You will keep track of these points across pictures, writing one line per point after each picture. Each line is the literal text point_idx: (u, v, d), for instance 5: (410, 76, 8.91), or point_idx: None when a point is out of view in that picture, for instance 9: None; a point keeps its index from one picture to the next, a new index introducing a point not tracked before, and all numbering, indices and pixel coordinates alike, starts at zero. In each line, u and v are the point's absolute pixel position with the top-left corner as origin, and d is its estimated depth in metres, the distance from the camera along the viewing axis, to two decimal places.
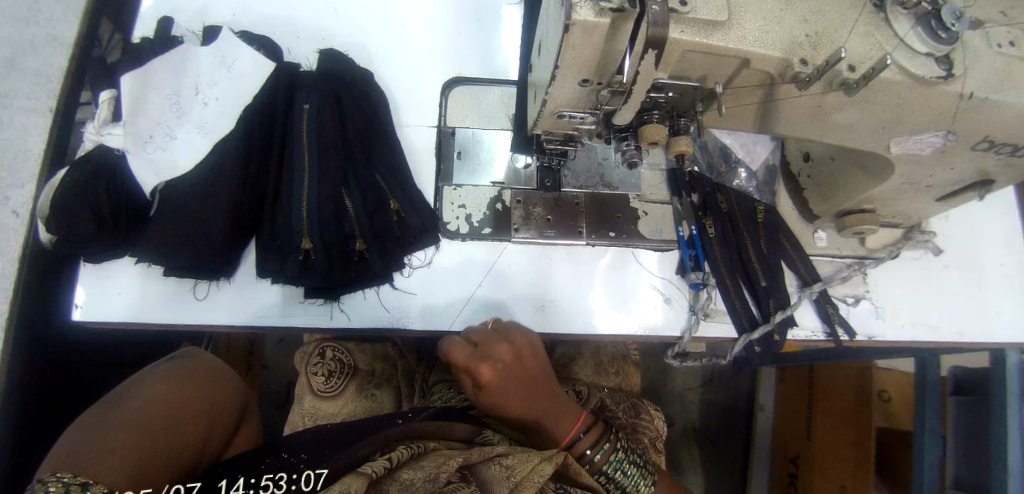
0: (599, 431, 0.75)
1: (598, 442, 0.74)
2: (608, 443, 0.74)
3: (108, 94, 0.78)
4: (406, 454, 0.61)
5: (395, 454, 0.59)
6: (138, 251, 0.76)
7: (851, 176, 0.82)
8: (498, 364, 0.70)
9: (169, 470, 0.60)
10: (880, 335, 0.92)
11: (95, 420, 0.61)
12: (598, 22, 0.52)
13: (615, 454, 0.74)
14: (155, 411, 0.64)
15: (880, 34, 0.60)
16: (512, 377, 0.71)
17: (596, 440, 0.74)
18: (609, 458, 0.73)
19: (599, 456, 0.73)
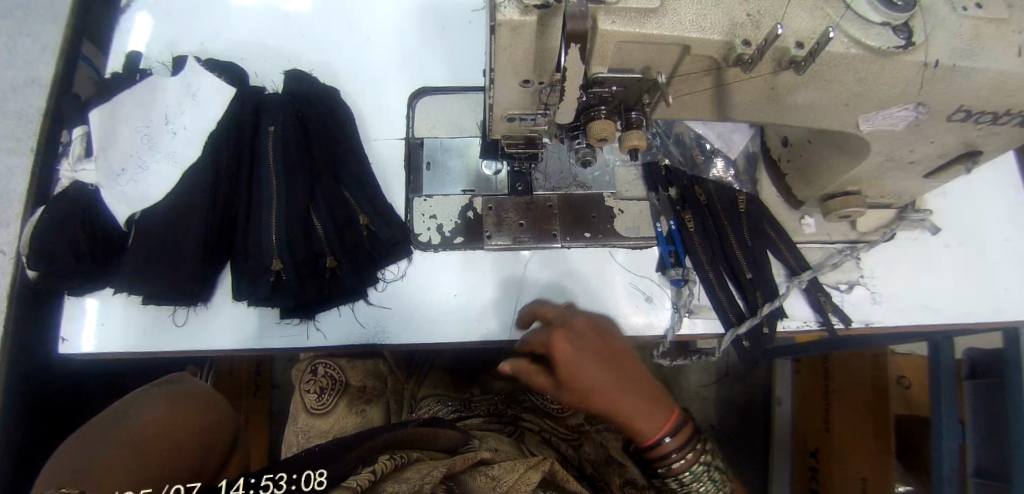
0: (688, 434, 0.61)
1: (684, 448, 0.60)
2: (692, 453, 0.61)
3: (81, 130, 0.82)
4: (388, 466, 0.55)
5: (380, 466, 0.55)
6: (116, 282, 0.77)
7: (829, 159, 0.77)
8: (579, 343, 0.60)
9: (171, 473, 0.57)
10: (878, 321, 0.85)
11: (73, 448, 0.57)
12: (524, 20, 0.52)
13: (698, 462, 0.61)
14: (144, 435, 0.61)
15: (829, 7, 0.58)
16: (597, 360, 0.58)
17: (682, 444, 0.60)
18: (691, 466, 0.61)
19: (679, 463, 0.60)
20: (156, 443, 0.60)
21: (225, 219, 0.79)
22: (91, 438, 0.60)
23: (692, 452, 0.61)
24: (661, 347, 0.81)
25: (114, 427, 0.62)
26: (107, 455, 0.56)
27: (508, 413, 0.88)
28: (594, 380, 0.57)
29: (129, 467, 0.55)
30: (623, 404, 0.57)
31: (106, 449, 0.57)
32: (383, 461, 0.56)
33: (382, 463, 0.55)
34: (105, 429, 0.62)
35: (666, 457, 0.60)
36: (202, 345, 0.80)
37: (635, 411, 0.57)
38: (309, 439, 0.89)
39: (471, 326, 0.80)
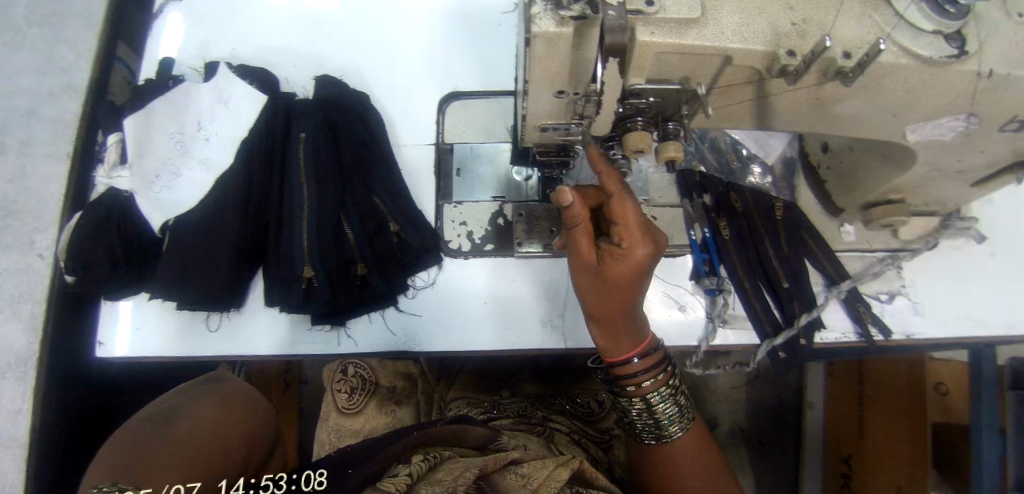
0: (657, 360, 0.69)
1: (651, 372, 0.67)
2: (658, 378, 0.68)
3: (115, 137, 0.83)
4: (419, 469, 0.57)
5: (406, 469, 0.57)
6: (150, 286, 0.79)
7: (872, 167, 0.75)
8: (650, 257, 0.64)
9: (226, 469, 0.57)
10: (919, 333, 0.83)
11: (119, 443, 0.56)
12: (560, 31, 0.51)
13: (665, 386, 0.68)
14: (190, 432, 0.58)
15: (877, 15, 0.55)
16: (642, 274, 0.65)
17: (649, 371, 0.67)
18: (660, 389, 0.68)
19: (648, 384, 0.67)
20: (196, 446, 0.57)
21: (258, 225, 0.80)
22: (140, 429, 0.58)
23: (661, 376, 0.68)
24: (695, 357, 0.80)
25: (165, 417, 0.61)
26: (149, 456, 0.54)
27: (536, 413, 0.88)
28: (627, 287, 0.64)
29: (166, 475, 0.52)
30: (619, 316, 0.67)
31: (147, 450, 0.55)
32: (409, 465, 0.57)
33: (405, 467, 0.57)
34: (152, 418, 0.60)
35: (632, 378, 0.68)
36: (236, 349, 0.81)
37: (613, 327, 0.67)
38: (342, 438, 0.90)
39: (501, 335, 0.80)
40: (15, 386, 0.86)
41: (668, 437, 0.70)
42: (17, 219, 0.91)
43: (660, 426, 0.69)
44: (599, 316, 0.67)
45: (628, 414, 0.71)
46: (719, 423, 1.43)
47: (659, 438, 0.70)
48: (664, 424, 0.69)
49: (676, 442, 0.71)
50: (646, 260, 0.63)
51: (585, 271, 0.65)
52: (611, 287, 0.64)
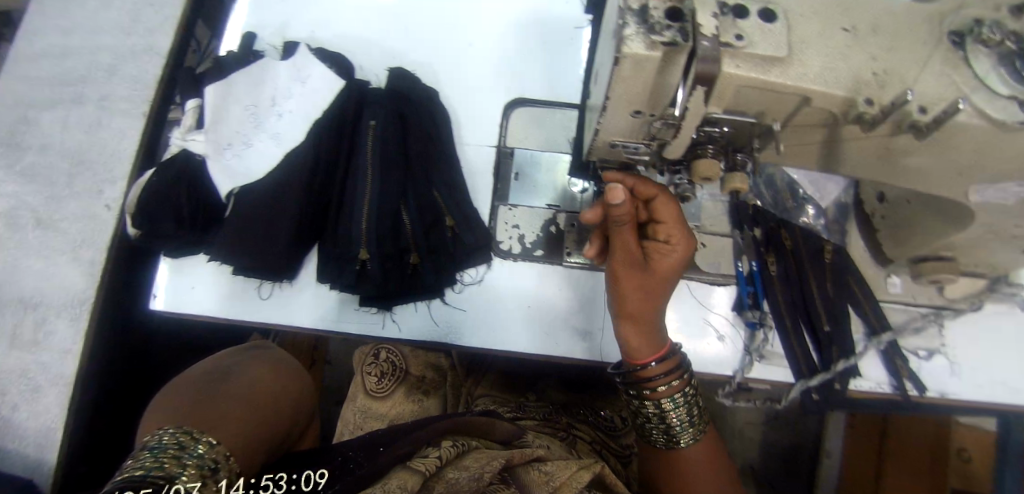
0: (674, 365, 0.69)
1: (668, 377, 0.68)
2: (675, 383, 0.68)
3: (194, 103, 0.87)
4: (451, 453, 0.60)
5: (437, 451, 0.59)
6: (211, 247, 0.82)
7: (926, 222, 0.75)
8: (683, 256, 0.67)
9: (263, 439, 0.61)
10: (953, 394, 0.83)
11: (174, 396, 0.60)
12: (649, 55, 0.54)
13: (681, 393, 0.69)
14: (240, 398, 0.62)
15: (957, 73, 0.57)
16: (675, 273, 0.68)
17: (666, 375, 0.68)
18: (675, 394, 0.68)
19: (664, 389, 0.68)
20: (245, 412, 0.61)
21: (321, 202, 0.83)
22: (195, 387, 0.63)
23: (677, 383, 0.69)
24: (730, 386, 0.82)
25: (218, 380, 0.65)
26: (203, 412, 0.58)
27: (561, 419, 0.89)
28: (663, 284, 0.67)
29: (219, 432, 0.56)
30: (649, 313, 0.68)
31: (203, 405, 0.59)
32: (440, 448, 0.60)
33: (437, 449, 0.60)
34: (206, 378, 0.65)
35: (652, 382, 0.68)
36: (283, 319, 0.84)
37: (640, 330, 0.69)
38: (368, 420, 0.92)
39: (541, 340, 0.82)
40: (66, 328, 0.89)
41: (679, 444, 0.71)
42: (90, 169, 0.95)
43: (670, 432, 0.70)
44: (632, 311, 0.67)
45: (642, 417, 0.72)
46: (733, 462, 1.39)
47: (671, 444, 0.71)
48: (676, 429, 0.70)
49: (688, 450, 0.72)
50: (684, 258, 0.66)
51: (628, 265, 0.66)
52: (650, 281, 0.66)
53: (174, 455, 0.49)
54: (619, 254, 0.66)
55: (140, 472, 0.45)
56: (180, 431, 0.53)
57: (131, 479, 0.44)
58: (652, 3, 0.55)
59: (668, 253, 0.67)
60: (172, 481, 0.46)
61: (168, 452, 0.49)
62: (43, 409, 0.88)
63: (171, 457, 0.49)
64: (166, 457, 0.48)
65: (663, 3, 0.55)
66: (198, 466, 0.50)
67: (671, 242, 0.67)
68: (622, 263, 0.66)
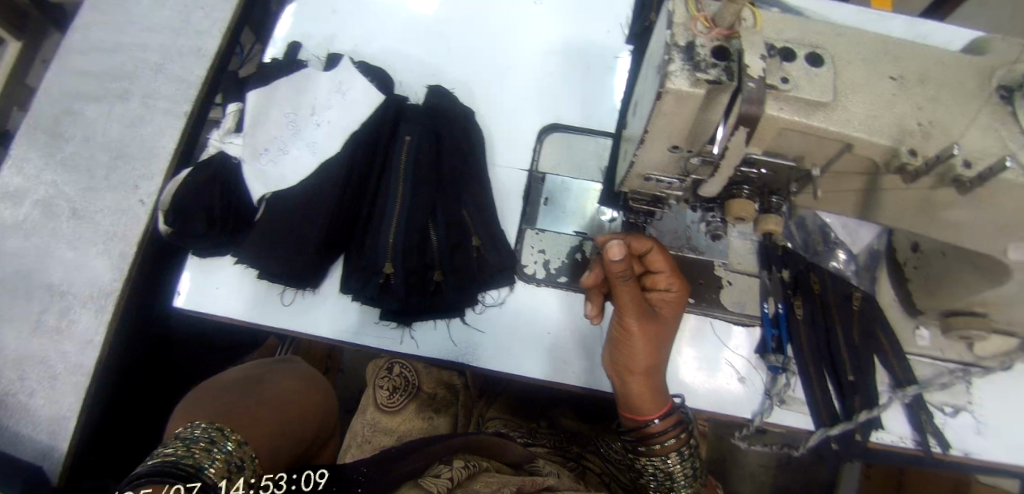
0: (678, 419, 0.73)
1: (670, 434, 0.71)
2: (677, 440, 0.72)
3: (235, 106, 0.90)
4: (460, 474, 0.60)
5: (447, 472, 0.59)
6: (239, 250, 0.84)
7: (958, 275, 0.74)
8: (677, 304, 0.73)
9: (285, 451, 0.61)
10: (979, 454, 0.80)
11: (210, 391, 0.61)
12: (693, 91, 0.54)
13: (684, 447, 0.73)
14: (271, 403, 0.63)
15: (1004, 130, 0.56)
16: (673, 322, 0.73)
17: (669, 431, 0.71)
18: (678, 448, 0.72)
19: (670, 443, 0.72)
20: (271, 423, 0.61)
21: (350, 213, 0.84)
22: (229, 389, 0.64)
23: (681, 437, 0.72)
24: (746, 430, 0.80)
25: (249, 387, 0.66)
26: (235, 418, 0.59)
27: (571, 449, 0.89)
28: (666, 336, 0.71)
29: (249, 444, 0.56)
30: (656, 367, 0.71)
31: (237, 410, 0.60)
32: (450, 468, 0.60)
33: (447, 469, 0.60)
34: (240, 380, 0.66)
35: (656, 437, 0.71)
36: (303, 327, 0.84)
37: (649, 384, 0.70)
38: (377, 435, 0.91)
39: (561, 370, 0.81)
40: (90, 318, 0.90)
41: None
42: (127, 163, 0.97)
43: (670, 484, 0.75)
44: (644, 370, 0.70)
45: (642, 472, 0.76)
46: None
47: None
48: (676, 482, 0.75)
49: None
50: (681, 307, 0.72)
51: (643, 325, 0.68)
52: (659, 337, 0.70)
53: (205, 448, 0.51)
54: (625, 312, 0.67)
55: (177, 464, 0.47)
56: (212, 427, 0.54)
57: (163, 464, 0.47)
58: (699, 40, 0.55)
59: (666, 302, 0.71)
60: (200, 473, 0.48)
61: (200, 443, 0.51)
62: (60, 397, 0.88)
63: (201, 450, 0.51)
64: (194, 450, 0.50)
65: (710, 40, 0.55)
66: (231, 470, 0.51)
67: (667, 291, 0.71)
68: (630, 320, 0.67)
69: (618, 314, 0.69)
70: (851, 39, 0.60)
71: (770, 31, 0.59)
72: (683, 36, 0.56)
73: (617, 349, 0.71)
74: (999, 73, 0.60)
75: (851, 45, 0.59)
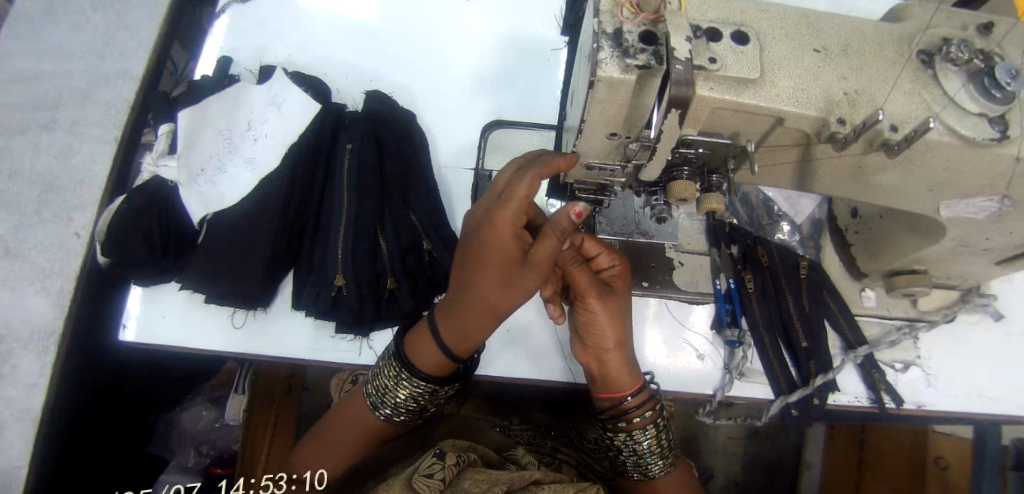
0: (648, 396, 0.74)
1: (645, 407, 0.73)
2: (651, 413, 0.74)
3: (167, 128, 0.86)
4: (450, 473, 0.66)
5: (440, 472, 0.65)
6: (185, 277, 0.81)
7: (900, 237, 0.77)
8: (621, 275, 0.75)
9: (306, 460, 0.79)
10: (930, 405, 0.83)
11: (388, 353, 0.76)
12: (624, 78, 0.54)
13: (653, 425, 0.74)
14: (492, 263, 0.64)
15: (926, 93, 0.58)
16: (626, 295, 0.75)
17: (644, 404, 0.73)
18: (649, 424, 0.73)
19: (639, 419, 0.73)
20: (536, 271, 0.64)
21: (296, 227, 0.83)
22: (446, 327, 0.71)
23: (651, 415, 0.74)
24: (709, 406, 0.81)
25: (462, 324, 0.69)
26: (490, 257, 0.64)
27: (546, 444, 0.92)
28: (625, 310, 0.73)
29: (517, 237, 0.63)
30: (625, 344, 0.73)
31: (489, 272, 0.64)
32: (443, 466, 0.66)
33: (438, 468, 0.66)
34: (428, 356, 0.73)
35: (627, 414, 0.73)
36: (259, 347, 0.83)
37: (624, 359, 0.72)
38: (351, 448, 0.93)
39: (519, 365, 0.86)
40: None
41: (652, 474, 0.76)
42: (59, 195, 0.95)
43: (645, 462, 0.75)
44: (614, 347, 0.72)
45: (616, 449, 0.77)
46: (713, 476, 1.40)
47: (645, 475, 0.77)
48: (649, 459, 0.75)
49: (660, 479, 0.77)
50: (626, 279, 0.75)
51: (602, 305, 0.69)
52: (619, 312, 0.71)
53: None
54: (585, 296, 0.69)
55: None
56: None
57: None
58: (626, 27, 0.55)
59: (616, 278, 0.74)
60: None
61: None
62: None
63: None
64: None
65: (637, 25, 0.55)
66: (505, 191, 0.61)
67: (612, 267, 0.75)
68: (591, 300, 0.70)
69: (579, 299, 0.70)
70: (776, 14, 0.60)
71: (695, 12, 0.59)
72: (610, 23, 0.56)
73: (585, 334, 0.73)
74: (917, 39, 0.61)
75: (775, 20, 0.60)
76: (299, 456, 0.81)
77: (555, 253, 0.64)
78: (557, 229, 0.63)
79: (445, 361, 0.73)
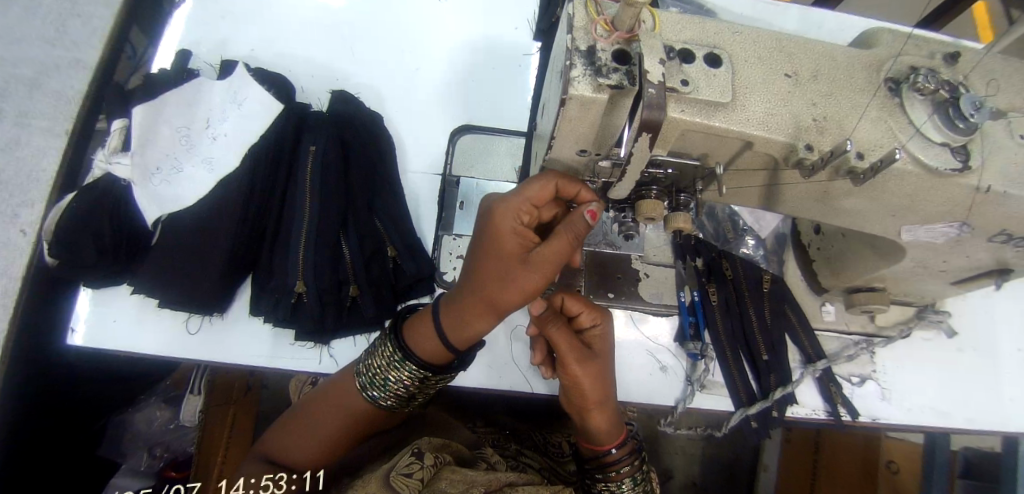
0: (629, 448, 0.76)
1: (628, 459, 0.75)
2: (631, 466, 0.75)
3: (120, 123, 0.82)
4: (427, 474, 0.66)
5: (418, 473, 0.65)
6: (137, 280, 0.78)
7: (857, 255, 0.79)
8: (600, 328, 0.76)
9: (298, 457, 0.73)
10: (884, 418, 0.85)
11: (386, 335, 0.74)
12: (596, 97, 0.53)
13: (635, 474, 0.75)
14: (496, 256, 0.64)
15: (893, 121, 0.59)
16: (605, 355, 0.75)
17: (626, 458, 0.75)
18: (630, 477, 0.75)
19: (622, 472, 0.74)
20: (538, 272, 0.62)
21: (256, 230, 0.80)
22: (449, 321, 0.69)
23: (633, 466, 0.75)
24: (670, 417, 0.82)
25: (464, 316, 0.68)
26: (494, 251, 0.64)
27: (510, 447, 0.92)
28: (602, 369, 0.73)
29: (521, 235, 0.63)
30: (601, 404, 0.73)
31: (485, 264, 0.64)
32: (421, 466, 0.67)
33: (416, 469, 0.66)
34: (427, 342, 0.71)
35: (613, 465, 0.74)
36: (217, 354, 0.81)
37: (604, 415, 0.73)
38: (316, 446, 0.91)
39: (483, 371, 0.87)
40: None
41: None
42: (4, 191, 0.93)
43: None
44: (590, 404, 0.72)
45: None
46: (673, 476, 1.43)
47: None
48: None
49: None
50: (604, 335, 0.76)
51: (578, 365, 0.70)
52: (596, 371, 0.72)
53: None
54: (566, 362, 0.70)
55: None
56: None
57: None
58: (599, 45, 0.54)
59: (597, 338, 0.76)
60: None
61: None
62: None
63: None
64: None
65: (611, 44, 0.54)
66: (516, 188, 0.64)
67: (594, 325, 0.76)
68: (572, 365, 0.71)
69: (561, 364, 0.71)
70: (748, 36, 0.60)
71: (669, 32, 0.58)
72: (584, 40, 0.55)
73: (568, 392, 0.74)
74: (884, 67, 0.62)
75: (747, 42, 0.59)
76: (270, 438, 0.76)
77: (561, 254, 0.62)
78: (570, 232, 0.62)
79: (442, 348, 0.70)
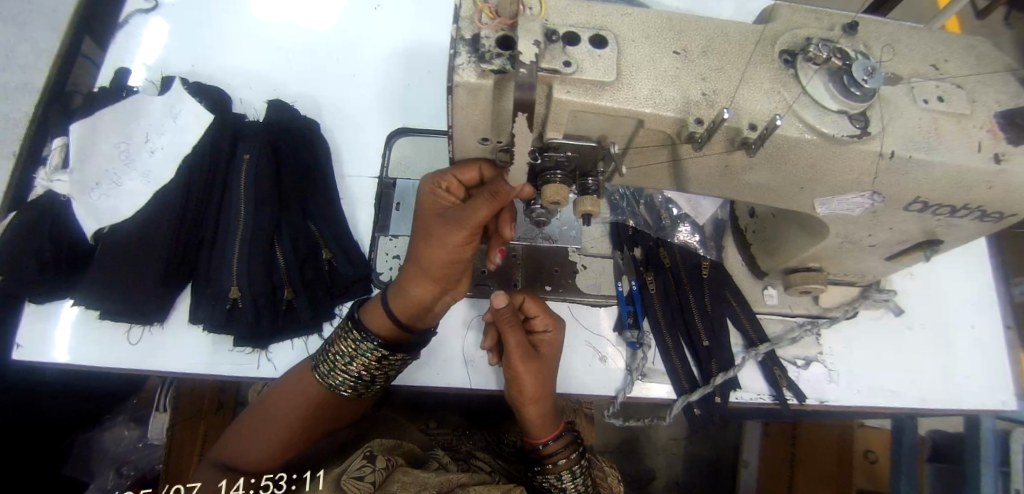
0: (568, 440, 0.76)
1: (566, 451, 0.75)
2: (572, 457, 0.75)
3: (59, 141, 0.84)
4: (381, 476, 0.63)
5: (371, 474, 0.62)
6: (76, 293, 0.79)
7: (786, 234, 0.79)
8: (550, 334, 0.76)
9: (254, 453, 0.72)
10: (833, 400, 0.83)
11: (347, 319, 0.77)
12: (480, 83, 0.53)
13: (575, 467, 0.75)
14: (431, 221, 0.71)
15: (786, 92, 0.59)
16: (553, 359, 0.76)
17: (562, 450, 0.75)
18: (570, 469, 0.74)
19: (561, 464, 0.74)
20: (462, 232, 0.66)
21: (191, 238, 0.82)
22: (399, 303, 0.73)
23: (573, 456, 0.75)
24: (611, 408, 0.81)
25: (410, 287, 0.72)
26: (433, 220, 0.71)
27: (462, 448, 0.90)
28: (545, 371, 0.73)
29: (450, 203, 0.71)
30: (539, 403, 0.73)
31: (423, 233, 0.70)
32: (374, 468, 0.63)
33: (369, 471, 0.62)
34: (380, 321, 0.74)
35: (550, 457, 0.74)
36: (155, 363, 0.82)
37: (540, 412, 0.74)
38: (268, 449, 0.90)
39: (424, 371, 0.85)
40: None
41: None
42: None
43: None
44: (526, 399, 0.73)
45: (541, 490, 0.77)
46: (653, 477, 1.40)
47: None
48: None
49: None
50: (554, 341, 0.76)
51: (522, 360, 0.71)
52: (537, 370, 0.72)
53: None
54: (511, 356, 0.71)
55: None
56: None
57: None
58: (483, 32, 0.54)
59: (546, 344, 0.76)
60: None
61: None
62: None
63: None
64: None
65: (495, 30, 0.55)
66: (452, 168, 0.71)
67: (546, 331, 0.77)
68: (517, 363, 0.71)
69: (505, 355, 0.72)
70: (637, 18, 0.61)
71: (556, 16, 0.59)
72: (468, 30, 0.56)
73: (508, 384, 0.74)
74: (779, 40, 0.63)
75: (635, 23, 0.61)
76: (224, 442, 0.75)
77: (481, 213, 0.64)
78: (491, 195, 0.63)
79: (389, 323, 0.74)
